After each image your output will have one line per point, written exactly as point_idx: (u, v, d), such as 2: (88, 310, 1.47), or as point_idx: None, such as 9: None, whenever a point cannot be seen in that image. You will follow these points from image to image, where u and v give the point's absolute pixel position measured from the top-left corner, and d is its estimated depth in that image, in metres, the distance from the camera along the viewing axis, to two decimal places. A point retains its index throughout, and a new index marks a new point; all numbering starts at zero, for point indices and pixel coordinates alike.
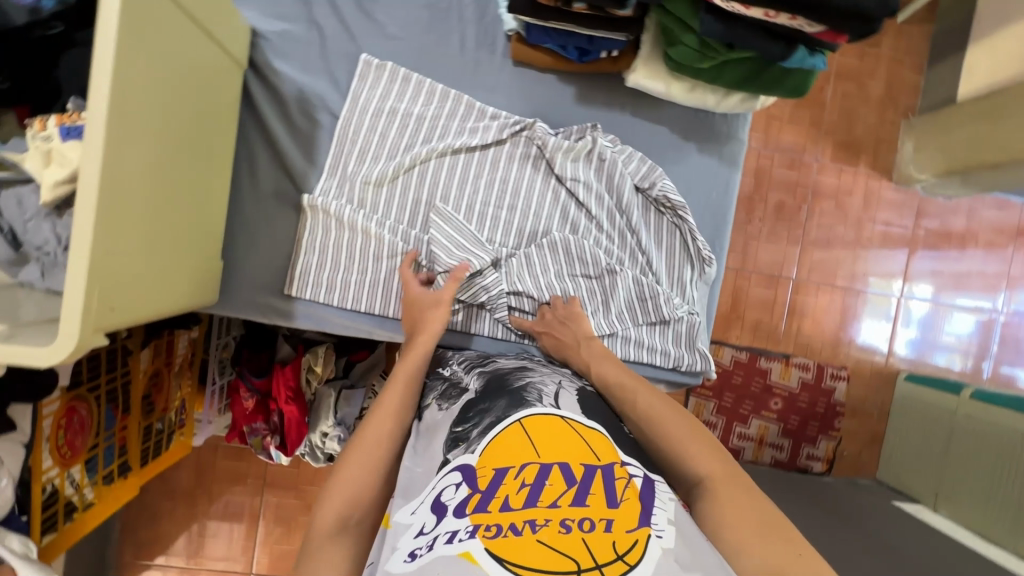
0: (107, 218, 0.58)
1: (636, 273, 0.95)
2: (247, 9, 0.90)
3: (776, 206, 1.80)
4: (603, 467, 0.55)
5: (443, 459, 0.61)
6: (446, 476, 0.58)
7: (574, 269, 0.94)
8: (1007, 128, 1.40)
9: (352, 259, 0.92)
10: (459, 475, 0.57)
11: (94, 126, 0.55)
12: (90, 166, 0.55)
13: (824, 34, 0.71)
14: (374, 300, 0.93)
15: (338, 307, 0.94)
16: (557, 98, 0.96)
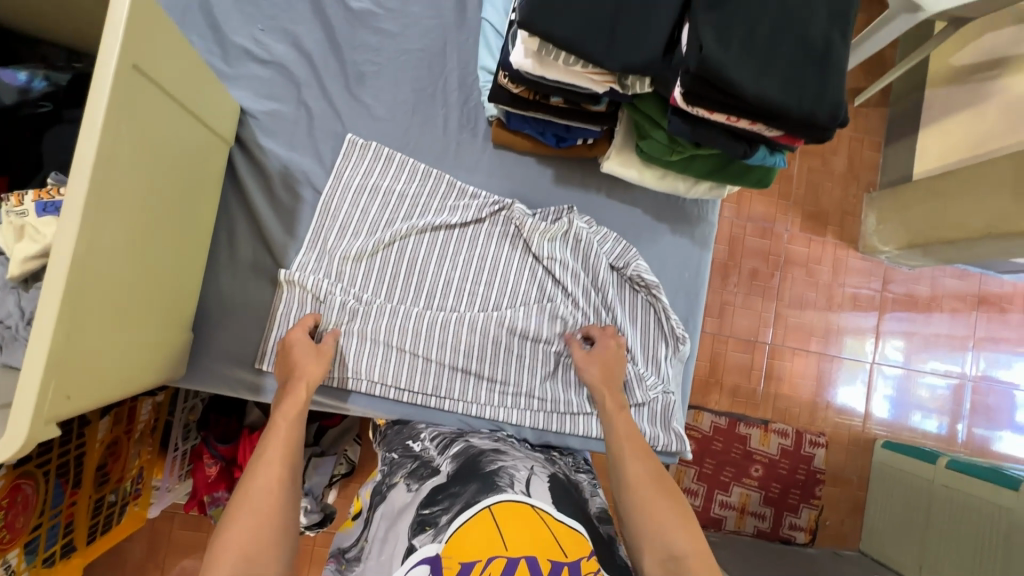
0: (72, 308, 0.57)
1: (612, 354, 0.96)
2: (237, 90, 0.93)
3: (749, 273, 1.86)
4: (571, 564, 0.55)
5: (409, 546, 0.59)
6: (411, 569, 0.55)
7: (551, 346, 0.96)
8: (961, 208, 1.51)
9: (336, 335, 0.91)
10: (426, 568, 0.54)
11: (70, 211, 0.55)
12: (62, 253, 0.55)
13: (783, 137, 0.76)
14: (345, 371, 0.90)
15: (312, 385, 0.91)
16: (536, 180, 1.00)
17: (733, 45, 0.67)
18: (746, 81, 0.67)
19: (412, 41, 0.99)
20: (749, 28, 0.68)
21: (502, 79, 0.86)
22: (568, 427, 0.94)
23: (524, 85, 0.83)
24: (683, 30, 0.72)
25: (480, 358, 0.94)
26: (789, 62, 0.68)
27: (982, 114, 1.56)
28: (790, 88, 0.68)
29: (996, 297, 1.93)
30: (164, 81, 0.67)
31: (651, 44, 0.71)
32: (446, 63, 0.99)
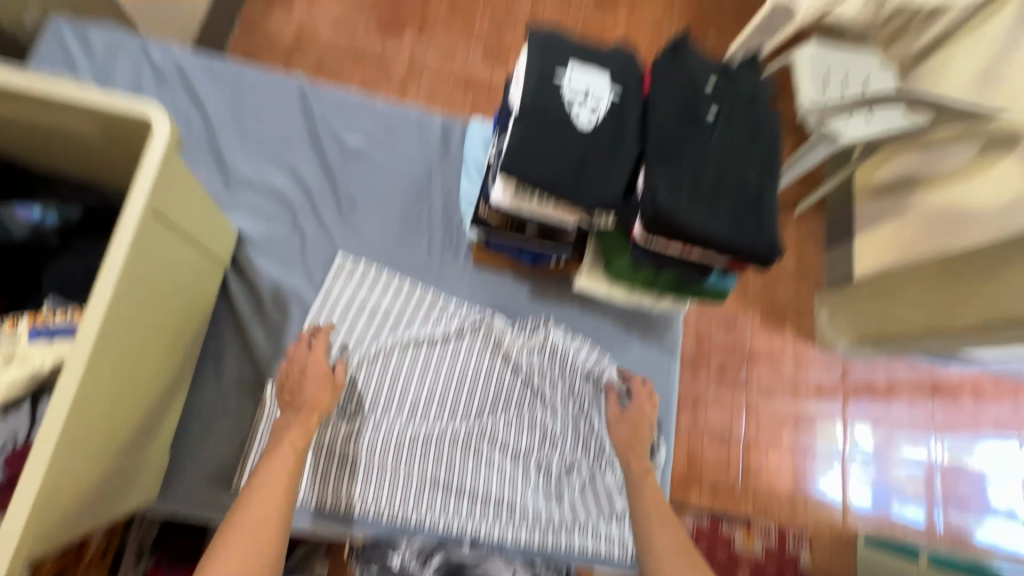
0: (66, 443, 0.59)
1: (590, 465, 1.00)
2: (236, 216, 1.01)
3: (718, 368, 1.94)
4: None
5: None
6: None
7: (532, 455, 0.99)
8: (900, 308, 1.75)
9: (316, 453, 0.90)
10: None
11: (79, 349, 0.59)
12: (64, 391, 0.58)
13: (731, 264, 0.86)
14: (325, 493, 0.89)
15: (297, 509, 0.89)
16: (513, 294, 1.07)
17: (682, 191, 0.79)
18: (695, 221, 0.78)
19: (400, 173, 1.10)
20: (695, 176, 0.80)
21: (482, 209, 0.96)
22: (547, 539, 0.95)
23: (503, 215, 0.93)
24: (639, 176, 0.84)
25: (460, 470, 0.95)
26: (729, 204, 0.80)
27: (900, 224, 1.82)
28: (732, 226, 0.79)
29: (948, 387, 2.03)
30: (178, 222, 0.75)
31: (612, 187, 0.82)
32: (430, 192, 1.10)
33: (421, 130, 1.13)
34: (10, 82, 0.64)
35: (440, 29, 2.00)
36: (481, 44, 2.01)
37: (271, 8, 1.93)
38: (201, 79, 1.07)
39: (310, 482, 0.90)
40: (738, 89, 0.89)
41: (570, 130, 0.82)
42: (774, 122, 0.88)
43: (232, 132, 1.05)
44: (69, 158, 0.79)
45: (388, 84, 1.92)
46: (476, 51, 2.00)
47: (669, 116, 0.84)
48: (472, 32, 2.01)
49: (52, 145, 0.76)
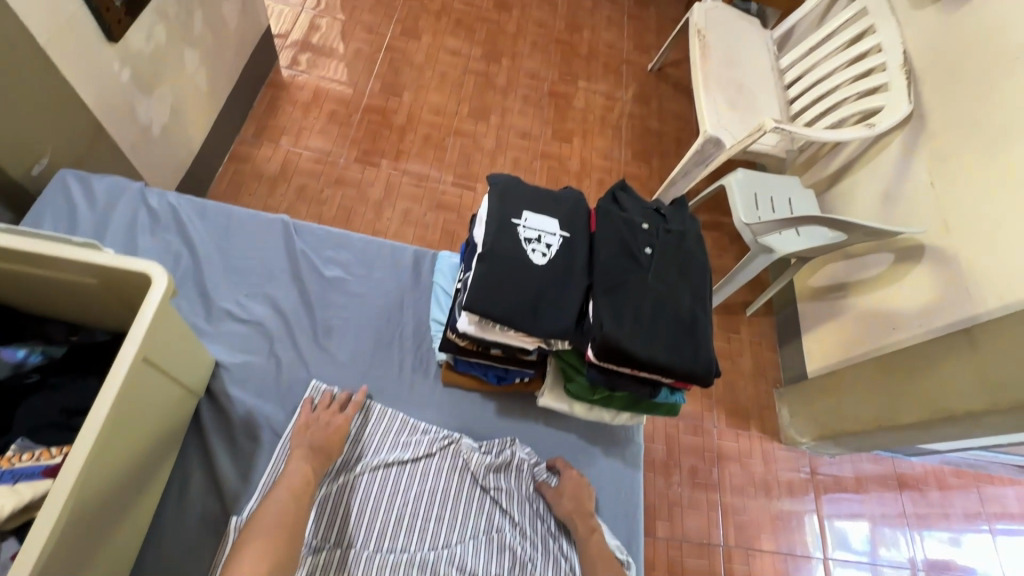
0: None
1: None
2: (214, 345, 1.06)
3: (689, 471, 1.96)
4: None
5: None
6: None
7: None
8: (852, 403, 1.82)
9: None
10: None
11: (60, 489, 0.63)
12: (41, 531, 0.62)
13: (677, 382, 0.95)
14: None
15: None
16: (481, 412, 1.12)
17: (625, 320, 0.90)
18: (639, 347, 0.88)
19: (374, 299, 1.19)
20: (636, 307, 0.92)
21: (450, 334, 1.04)
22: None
23: (469, 340, 1.01)
24: (589, 305, 0.95)
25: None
26: (668, 330, 0.91)
27: (842, 323, 1.98)
28: (673, 350, 0.90)
29: (913, 480, 2.07)
30: (164, 361, 0.82)
31: (565, 317, 0.92)
32: (402, 316, 1.18)
33: (395, 259, 1.24)
34: (23, 247, 0.73)
35: (414, 158, 2.23)
36: (451, 170, 2.24)
37: (261, 143, 2.13)
38: (193, 219, 1.18)
39: None
40: (670, 228, 1.04)
41: (527, 268, 0.93)
42: (703, 256, 1.03)
43: (218, 266, 1.14)
44: (59, 303, 0.86)
45: (365, 206, 2.09)
46: (447, 177, 2.22)
47: (613, 253, 0.97)
48: (443, 161, 2.25)
49: (46, 293, 0.83)
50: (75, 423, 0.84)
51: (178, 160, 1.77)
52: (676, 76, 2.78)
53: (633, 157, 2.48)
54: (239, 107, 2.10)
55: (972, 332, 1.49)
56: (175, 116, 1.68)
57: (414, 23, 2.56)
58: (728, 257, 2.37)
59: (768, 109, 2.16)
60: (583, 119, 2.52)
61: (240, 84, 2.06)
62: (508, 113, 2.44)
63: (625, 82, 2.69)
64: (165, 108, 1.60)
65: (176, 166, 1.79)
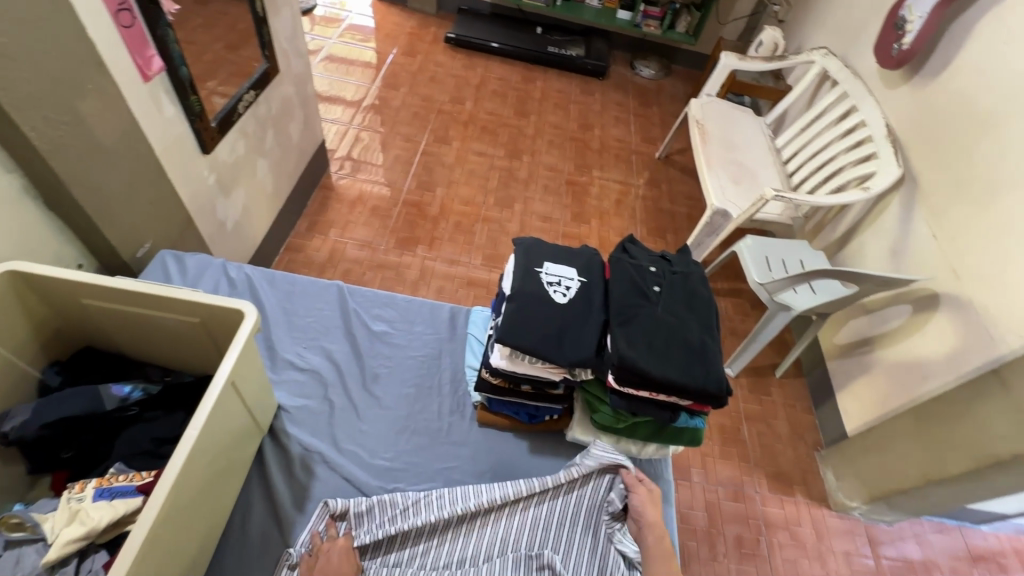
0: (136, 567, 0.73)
1: None
2: (279, 391, 1.20)
3: (735, 540, 1.86)
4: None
5: None
6: None
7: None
8: (894, 458, 1.78)
9: None
10: None
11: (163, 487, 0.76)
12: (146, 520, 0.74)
13: (695, 404, 1.05)
14: None
15: None
16: (514, 450, 1.19)
17: (639, 348, 1.01)
18: (653, 368, 0.99)
19: (415, 349, 1.33)
20: (648, 334, 1.04)
21: (485, 373, 1.16)
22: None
23: (501, 376, 1.13)
24: (607, 338, 1.07)
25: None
26: (678, 356, 1.02)
27: (869, 379, 1.99)
28: (685, 371, 1.00)
29: (987, 552, 1.94)
30: (245, 391, 0.96)
31: (586, 347, 1.04)
32: (441, 364, 1.31)
33: (434, 315, 1.40)
34: (145, 291, 0.92)
35: (447, 243, 2.48)
36: (480, 253, 2.47)
37: (313, 236, 2.42)
38: (264, 286, 1.38)
39: None
40: (675, 270, 1.17)
41: (549, 305, 1.07)
42: (708, 293, 1.15)
43: (283, 323, 1.32)
44: (162, 343, 1.02)
45: (404, 286, 2.30)
46: (476, 259, 2.44)
47: (625, 292, 1.10)
48: (473, 245, 2.49)
49: (151, 335, 1.01)
50: (162, 451, 0.97)
51: (243, 250, 2.03)
52: (681, 162, 3.06)
53: (648, 233, 2.68)
54: (296, 206, 2.42)
55: (1000, 372, 1.50)
56: (245, 213, 1.97)
57: (445, 132, 2.96)
58: (750, 320, 2.43)
59: (768, 181, 2.36)
60: (598, 204, 2.77)
61: (298, 186, 2.40)
62: (530, 201, 2.72)
63: (636, 170, 2.97)
64: (238, 207, 1.90)
65: (240, 254, 2.05)
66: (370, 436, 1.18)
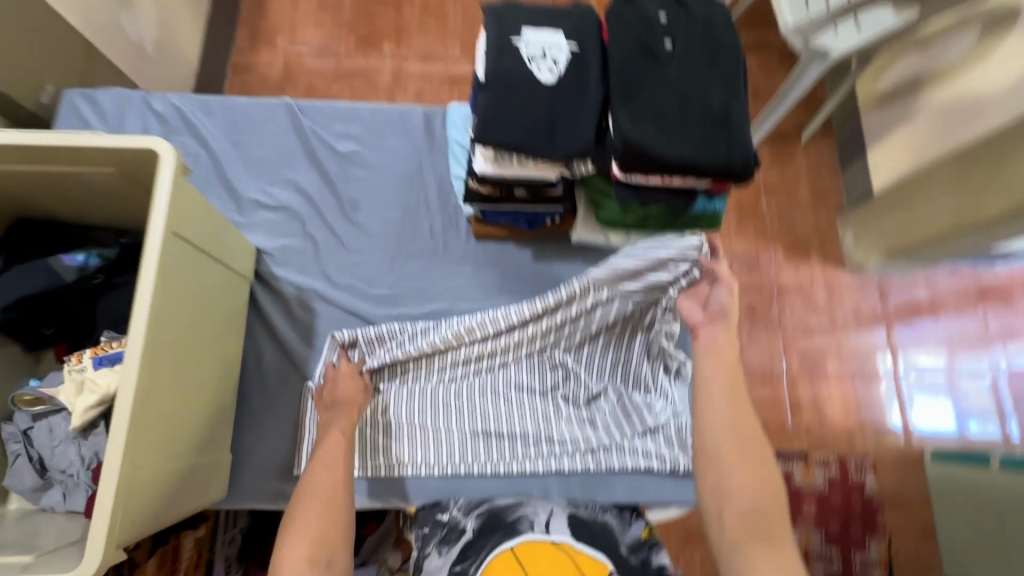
0: (133, 440, 0.66)
1: (616, 388, 1.07)
2: (253, 235, 1.09)
3: (747, 309, 1.92)
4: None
5: None
6: None
7: (565, 394, 1.06)
8: (924, 209, 1.63)
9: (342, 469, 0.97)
10: None
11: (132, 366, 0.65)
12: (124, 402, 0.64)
13: (714, 185, 0.91)
14: (372, 487, 0.98)
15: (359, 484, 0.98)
16: (518, 260, 1.12)
17: (648, 127, 0.84)
18: (664, 149, 0.83)
19: (393, 167, 1.16)
20: (660, 108, 0.85)
21: (472, 183, 1.01)
22: (593, 465, 1.01)
23: (490, 183, 0.98)
24: (608, 120, 0.88)
25: (492, 416, 1.02)
26: (696, 130, 0.85)
27: (911, 129, 1.75)
28: (703, 147, 0.84)
29: (996, 287, 1.97)
30: (202, 241, 0.82)
31: (584, 134, 0.86)
32: (424, 180, 1.16)
33: (405, 124, 1.19)
34: (40, 141, 0.74)
35: (416, 32, 2.06)
36: (457, 40, 2.06)
37: (260, 49, 2.00)
38: (199, 116, 1.15)
39: (365, 456, 0.98)
40: (691, 16, 0.91)
41: (533, 88, 0.86)
42: (733, 41, 0.90)
43: (235, 158, 1.14)
44: (90, 200, 0.88)
45: (377, 96, 2.00)
46: (453, 47, 2.05)
47: (628, 54, 0.87)
48: (446, 30, 2.07)
49: (85, 196, 0.87)
50: None
51: (179, 78, 1.73)
52: None
53: None
54: (225, 11, 1.98)
55: None
56: (162, 28, 1.61)
57: None
58: (778, 77, 2.10)
59: None
60: None
61: None
62: None
63: None
64: (149, 19, 1.53)
65: (178, 85, 1.75)
66: (364, 267, 1.10)
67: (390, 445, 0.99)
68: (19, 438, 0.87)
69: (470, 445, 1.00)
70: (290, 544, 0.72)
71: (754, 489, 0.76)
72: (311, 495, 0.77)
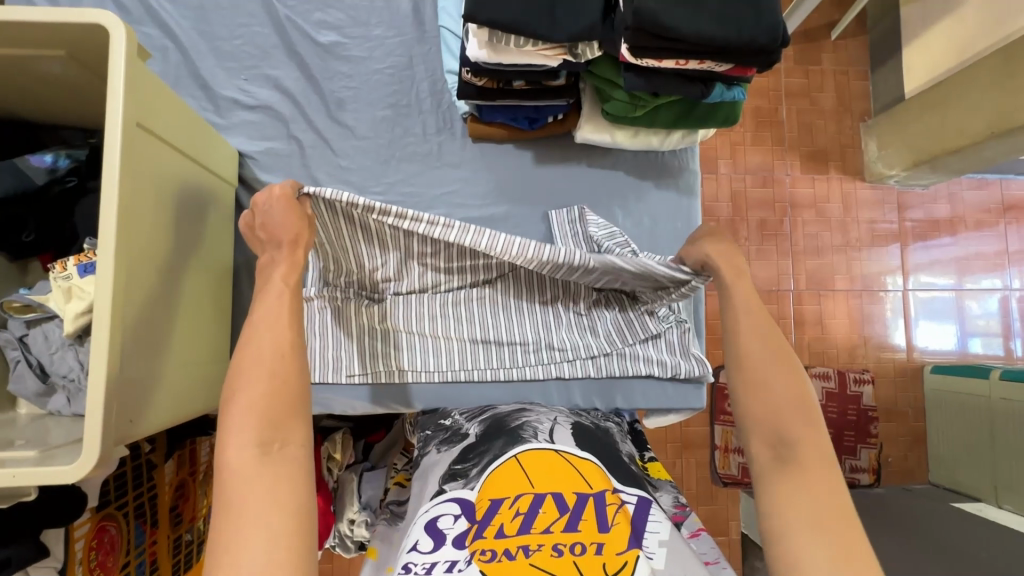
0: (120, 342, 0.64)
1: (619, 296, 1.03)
2: (233, 137, 1.02)
3: (758, 224, 1.85)
4: (596, 493, 0.64)
5: (439, 489, 0.69)
6: (442, 505, 0.66)
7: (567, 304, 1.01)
8: (956, 113, 1.49)
9: (341, 375, 0.97)
10: (456, 505, 0.65)
11: (105, 261, 0.62)
12: (102, 298, 0.62)
13: (733, 70, 0.83)
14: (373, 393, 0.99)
15: (360, 390, 0.98)
16: (518, 163, 1.05)
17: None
18: (681, 23, 0.74)
19: (380, 61, 1.06)
20: None
21: (465, 74, 0.92)
22: (594, 371, 1.01)
23: (486, 74, 0.89)
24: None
25: (493, 326, 0.99)
26: (716, 3, 0.76)
27: (942, 28, 1.53)
28: (725, 22, 0.75)
29: (1020, 202, 1.88)
30: (171, 136, 0.76)
31: (588, 12, 0.78)
32: (415, 75, 1.06)
33: (391, 12, 1.07)
34: None
35: None
36: None
37: None
38: (162, 2, 1.04)
39: (363, 361, 0.97)
40: None
41: None
42: None
43: (206, 51, 1.04)
44: (54, 95, 0.81)
45: None
46: None
47: None
48: None
49: (34, 85, 0.78)
50: None
51: None
52: None
53: None
54: None
55: None
56: None
57: None
58: None
59: None
60: None
61: None
62: None
63: None
64: None
65: None
66: (355, 170, 1.04)
67: (388, 353, 0.97)
68: (16, 344, 0.86)
69: (470, 352, 0.99)
70: (231, 435, 0.60)
71: (790, 421, 0.70)
72: (251, 360, 0.64)
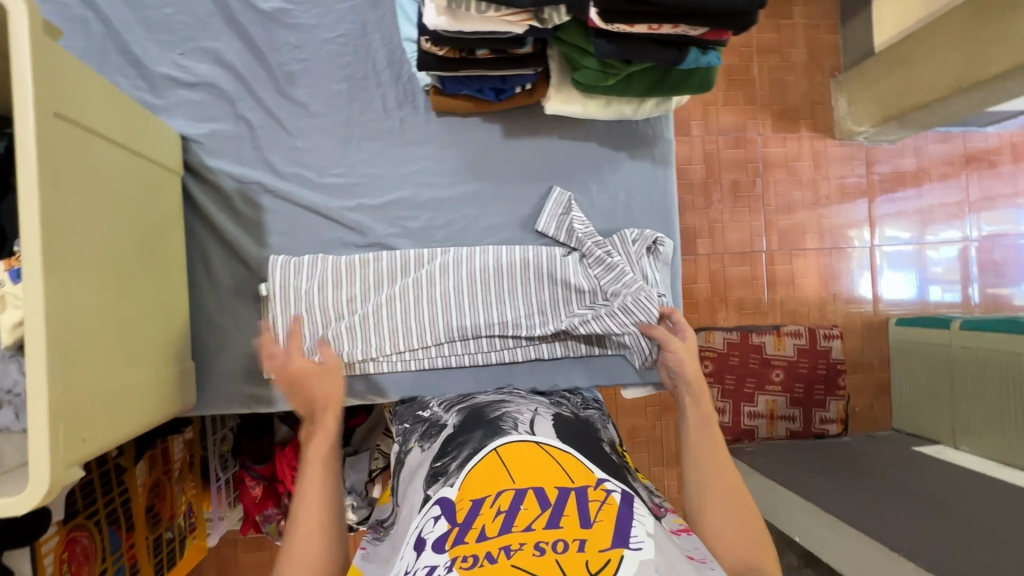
0: (61, 360, 0.60)
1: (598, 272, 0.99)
2: (173, 119, 0.93)
3: (731, 185, 1.84)
4: (578, 488, 0.62)
5: (425, 495, 0.68)
6: (429, 511, 0.64)
7: (542, 282, 0.98)
8: (923, 68, 1.47)
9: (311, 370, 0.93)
10: (439, 508, 0.64)
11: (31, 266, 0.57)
12: (33, 310, 0.57)
13: (709, 35, 0.79)
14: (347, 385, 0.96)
15: None
16: (485, 137, 1.00)
17: None
18: None
19: (330, 30, 0.98)
20: None
21: (423, 43, 0.85)
22: (574, 351, 0.99)
23: (446, 44, 0.83)
24: None
25: (469, 309, 0.96)
26: None
27: None
28: None
29: (983, 153, 1.91)
30: (97, 125, 0.69)
31: None
32: (370, 44, 0.99)
33: None
34: None
35: None
36: None
37: None
38: None
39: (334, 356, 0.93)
40: None
41: None
42: None
43: (134, 23, 0.93)
44: None
45: None
46: None
47: None
48: None
49: None
50: None
51: None
52: None
53: None
54: None
55: None
56: None
57: None
58: None
59: None
60: None
61: None
62: None
63: None
64: None
65: None
66: (311, 152, 0.97)
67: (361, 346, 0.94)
68: None
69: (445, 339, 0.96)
70: None
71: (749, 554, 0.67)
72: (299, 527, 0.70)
